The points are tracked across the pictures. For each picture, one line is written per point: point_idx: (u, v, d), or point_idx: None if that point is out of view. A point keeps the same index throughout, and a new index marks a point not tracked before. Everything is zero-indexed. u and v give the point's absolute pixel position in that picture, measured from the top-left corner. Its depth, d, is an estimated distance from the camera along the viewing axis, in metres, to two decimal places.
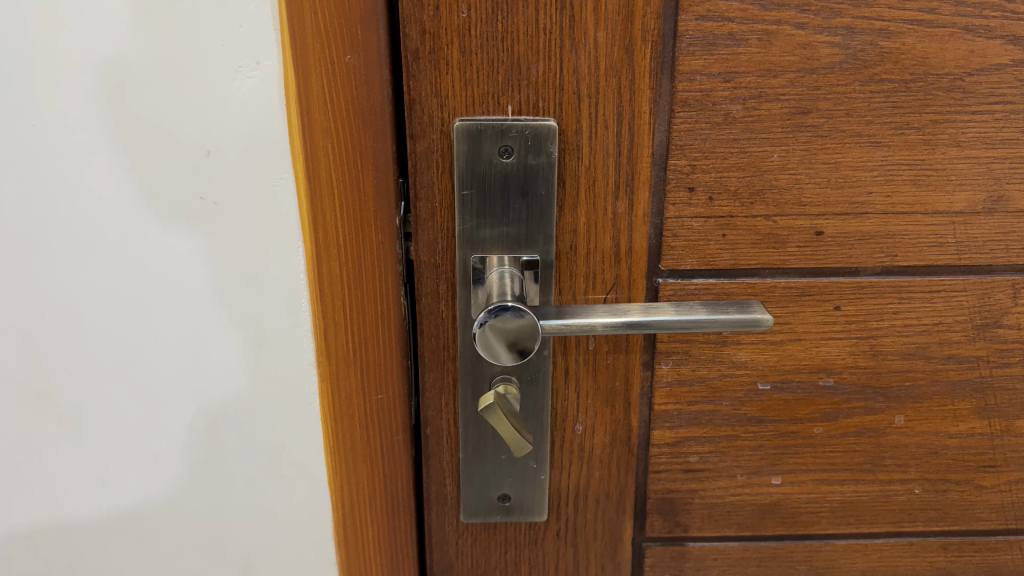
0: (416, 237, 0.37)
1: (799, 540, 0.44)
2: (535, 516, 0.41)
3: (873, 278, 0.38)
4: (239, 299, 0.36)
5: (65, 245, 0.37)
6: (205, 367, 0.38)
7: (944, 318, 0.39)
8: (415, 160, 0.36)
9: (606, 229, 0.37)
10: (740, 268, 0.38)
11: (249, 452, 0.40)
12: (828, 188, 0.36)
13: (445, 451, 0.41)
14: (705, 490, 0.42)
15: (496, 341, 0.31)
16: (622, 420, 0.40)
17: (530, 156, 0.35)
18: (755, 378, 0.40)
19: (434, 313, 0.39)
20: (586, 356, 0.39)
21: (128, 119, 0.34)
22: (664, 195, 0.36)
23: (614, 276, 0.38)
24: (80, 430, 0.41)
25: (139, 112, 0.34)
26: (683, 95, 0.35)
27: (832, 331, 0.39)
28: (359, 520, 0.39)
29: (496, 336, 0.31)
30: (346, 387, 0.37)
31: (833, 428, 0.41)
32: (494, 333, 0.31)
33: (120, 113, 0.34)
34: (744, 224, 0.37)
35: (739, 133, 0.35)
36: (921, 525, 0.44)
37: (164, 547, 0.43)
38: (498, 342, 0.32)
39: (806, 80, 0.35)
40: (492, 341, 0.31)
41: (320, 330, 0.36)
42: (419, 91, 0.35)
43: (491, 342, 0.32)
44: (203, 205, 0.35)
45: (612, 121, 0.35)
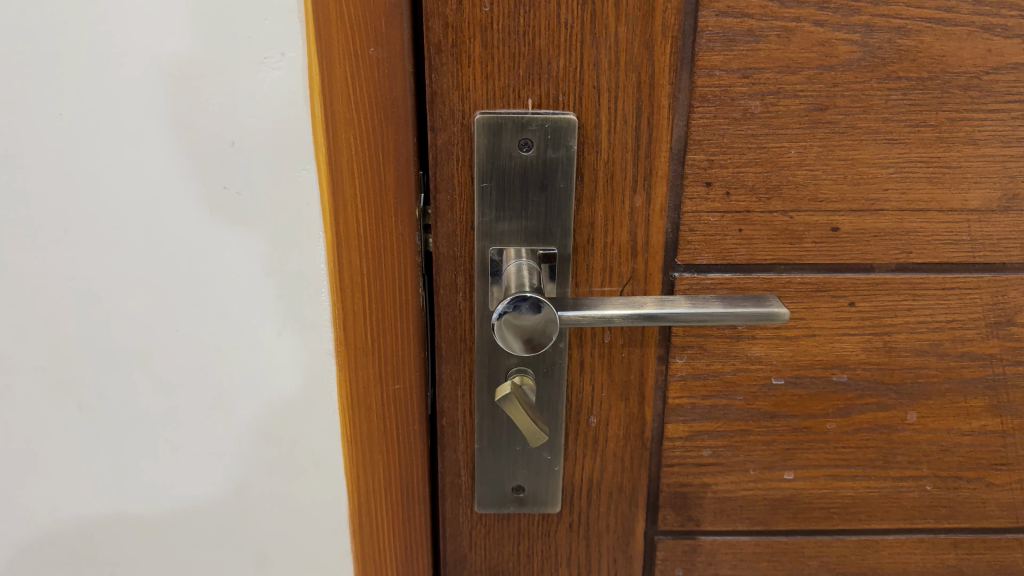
0: (435, 229, 0.37)
1: (809, 535, 0.44)
2: (548, 508, 0.42)
3: (888, 275, 0.38)
4: (260, 290, 0.38)
5: (89, 235, 0.37)
6: (225, 355, 0.39)
7: (957, 316, 0.39)
8: (435, 152, 0.36)
9: (623, 223, 0.37)
10: (755, 264, 0.38)
11: (266, 440, 0.41)
12: (845, 184, 0.37)
13: (459, 442, 0.41)
14: (717, 485, 0.42)
15: (508, 331, 0.32)
16: (636, 413, 0.41)
17: (549, 149, 0.35)
18: (769, 373, 0.40)
19: (452, 306, 0.39)
20: (602, 349, 0.39)
21: (155, 113, 0.35)
22: (681, 189, 0.37)
23: (630, 270, 0.38)
24: (101, 420, 0.41)
25: (166, 107, 0.35)
26: (702, 90, 0.35)
27: (846, 327, 0.39)
28: (375, 511, 0.40)
29: (510, 326, 0.32)
30: (364, 378, 0.37)
31: (846, 424, 0.41)
32: (508, 325, 0.31)
33: (144, 108, 0.35)
34: (761, 219, 0.37)
35: (756, 128, 0.36)
36: (932, 522, 0.44)
37: (180, 536, 0.43)
38: (510, 332, 0.32)
39: (824, 77, 0.35)
40: (503, 331, 0.32)
41: (339, 319, 0.36)
42: (441, 84, 0.35)
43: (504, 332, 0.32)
44: (226, 196, 0.36)
45: (630, 116, 0.35)
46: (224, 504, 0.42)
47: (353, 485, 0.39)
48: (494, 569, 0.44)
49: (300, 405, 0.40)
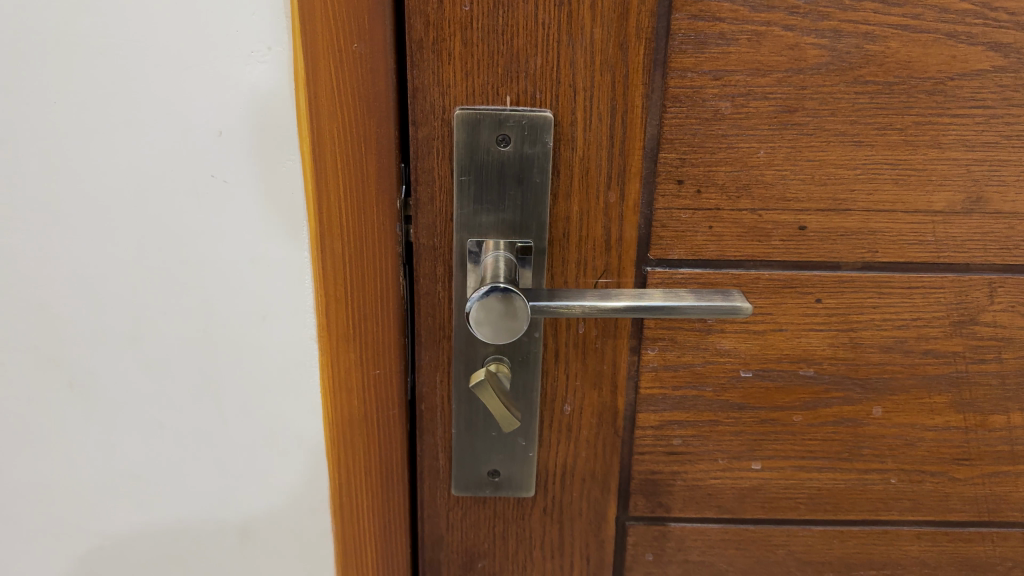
0: (416, 220, 0.38)
1: (776, 525, 0.45)
2: (523, 492, 0.43)
3: (854, 273, 0.40)
4: (245, 276, 0.39)
5: (81, 219, 0.39)
6: (211, 338, 0.41)
7: (922, 314, 0.41)
8: (416, 146, 0.37)
9: (598, 218, 0.38)
10: (725, 260, 0.39)
11: (251, 421, 0.42)
12: (813, 184, 0.38)
13: (438, 428, 0.43)
14: (686, 473, 0.44)
15: (489, 318, 0.33)
16: (608, 402, 0.42)
17: (526, 145, 0.36)
18: (737, 365, 0.41)
19: (432, 295, 0.40)
20: (575, 340, 0.41)
21: (144, 104, 0.36)
22: (654, 186, 0.38)
23: (604, 263, 0.39)
24: (90, 398, 0.43)
25: (156, 98, 0.36)
26: (674, 91, 0.36)
27: (813, 323, 0.40)
28: (355, 488, 0.42)
29: (492, 308, 0.33)
30: (344, 362, 0.39)
31: (812, 417, 0.43)
32: (492, 309, 0.33)
33: (133, 98, 0.36)
34: (730, 217, 0.38)
35: (727, 129, 0.37)
36: (897, 514, 0.45)
37: (167, 512, 0.45)
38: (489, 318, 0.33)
39: (792, 80, 0.36)
40: (485, 321, 0.33)
41: (323, 303, 0.38)
42: (422, 80, 0.36)
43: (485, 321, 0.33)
44: (214, 184, 0.37)
45: (605, 114, 0.36)
46: (210, 482, 0.44)
47: (335, 460, 0.41)
48: (471, 550, 0.45)
49: (283, 387, 0.41)
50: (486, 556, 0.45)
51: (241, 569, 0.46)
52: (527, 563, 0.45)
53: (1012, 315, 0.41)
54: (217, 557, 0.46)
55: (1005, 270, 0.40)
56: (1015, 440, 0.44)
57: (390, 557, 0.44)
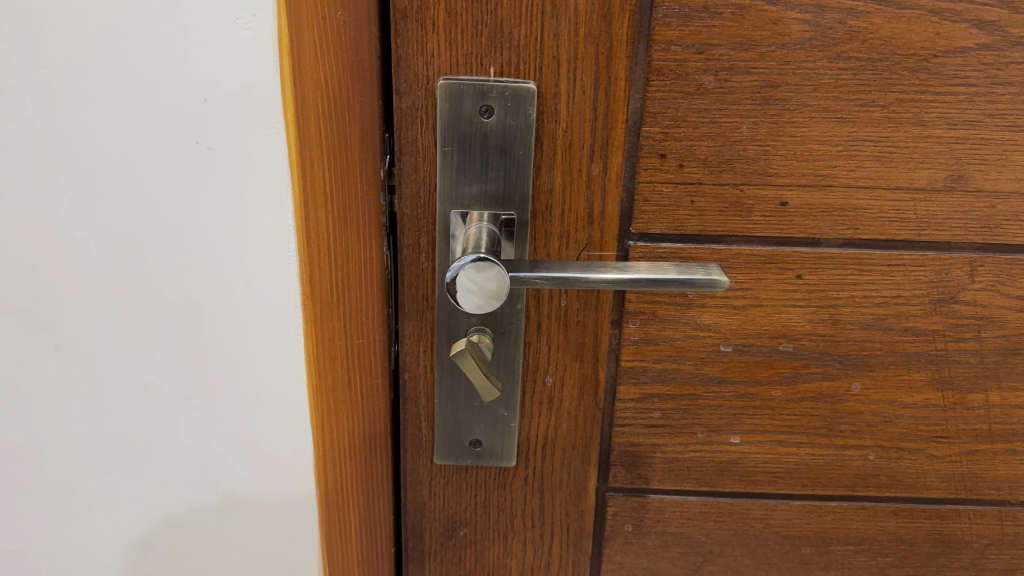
0: (400, 189, 0.39)
1: (755, 498, 0.46)
2: (504, 462, 0.44)
3: (834, 250, 0.40)
4: (231, 243, 0.40)
5: (68, 184, 0.39)
6: (198, 304, 0.41)
7: (901, 291, 0.41)
8: (399, 116, 0.37)
9: (581, 191, 0.38)
10: (706, 235, 0.39)
11: (236, 387, 0.43)
12: (795, 160, 0.38)
13: (421, 397, 0.43)
14: (666, 446, 0.44)
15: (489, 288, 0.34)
16: (590, 374, 0.42)
17: (509, 117, 0.37)
18: (717, 340, 0.41)
19: (415, 265, 0.40)
20: (558, 312, 0.41)
21: (129, 70, 0.36)
22: (636, 160, 0.38)
23: (586, 236, 0.39)
24: (76, 363, 0.43)
25: (141, 63, 0.36)
26: (657, 64, 0.36)
27: (793, 299, 0.41)
28: (336, 452, 0.43)
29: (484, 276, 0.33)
30: (328, 329, 0.40)
31: (791, 392, 0.43)
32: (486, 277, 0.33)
33: (119, 63, 0.36)
34: (712, 192, 0.38)
35: (710, 103, 0.37)
36: (874, 490, 0.46)
37: (154, 475, 0.46)
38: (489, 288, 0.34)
39: (775, 55, 0.36)
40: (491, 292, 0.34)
41: (306, 273, 0.39)
42: (406, 49, 0.36)
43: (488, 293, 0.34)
44: (199, 150, 0.38)
45: (588, 86, 0.36)
46: (196, 447, 0.45)
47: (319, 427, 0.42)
48: (453, 518, 0.46)
49: (270, 356, 0.42)
50: (468, 523, 0.46)
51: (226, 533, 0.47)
52: (508, 532, 0.46)
53: (991, 295, 0.41)
54: (203, 520, 0.47)
55: (985, 249, 0.41)
56: (993, 419, 0.44)
57: (374, 519, 0.45)
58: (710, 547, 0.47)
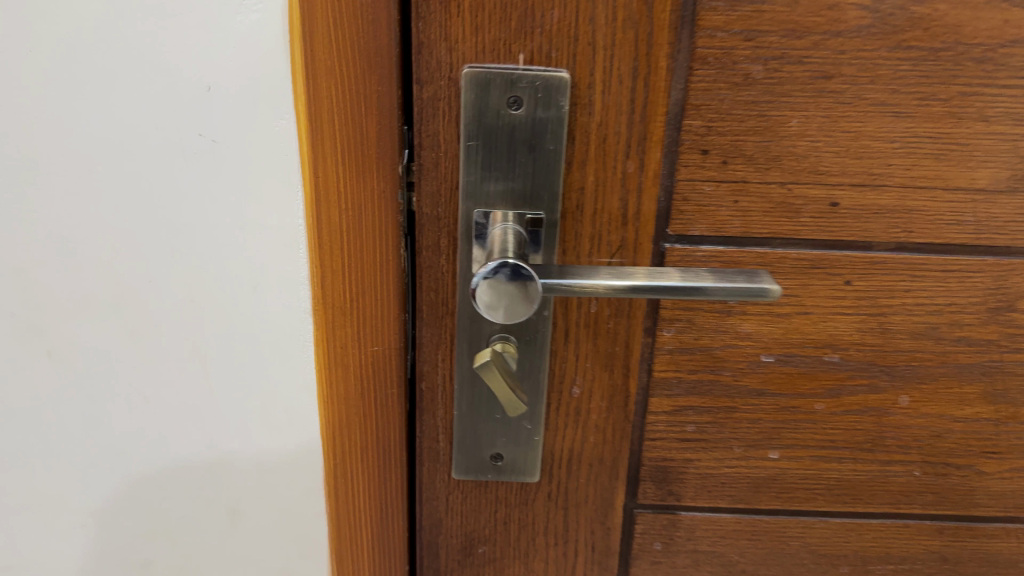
0: (419, 187, 0.36)
1: (792, 516, 0.43)
2: (527, 478, 0.41)
3: (886, 254, 0.37)
4: (236, 242, 0.37)
5: (61, 179, 0.37)
6: (201, 309, 0.39)
7: (956, 299, 0.38)
8: (420, 107, 0.34)
9: (615, 189, 0.36)
10: (750, 237, 0.36)
11: (241, 395, 0.41)
12: (847, 157, 0.35)
13: (438, 408, 0.40)
14: (700, 461, 0.41)
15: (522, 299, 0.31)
16: (620, 385, 0.39)
17: (539, 109, 0.34)
18: (758, 350, 0.39)
19: (435, 268, 0.37)
20: (587, 319, 0.38)
21: (127, 55, 0.34)
22: (676, 156, 0.35)
23: (620, 238, 0.36)
24: (68, 372, 0.41)
25: (139, 48, 0.34)
26: (702, 52, 0.33)
27: (840, 306, 0.38)
28: (349, 465, 0.41)
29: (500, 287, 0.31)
30: (341, 336, 0.38)
31: (835, 405, 0.40)
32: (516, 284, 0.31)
33: (115, 48, 0.34)
34: (758, 190, 0.35)
35: (758, 95, 0.34)
36: (918, 507, 0.43)
37: (153, 491, 0.43)
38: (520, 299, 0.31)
39: (830, 43, 0.33)
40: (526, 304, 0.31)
41: (318, 276, 0.37)
42: (428, 34, 0.33)
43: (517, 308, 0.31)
44: (202, 142, 0.35)
45: (626, 76, 0.33)
46: (198, 460, 0.42)
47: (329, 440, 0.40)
48: (472, 535, 0.43)
49: (278, 362, 0.40)
50: (487, 541, 0.43)
51: (230, 548, 0.44)
52: (529, 550, 0.43)
53: None
54: (206, 536, 0.44)
55: None
56: None
57: (387, 536, 0.42)
58: (743, 567, 0.44)
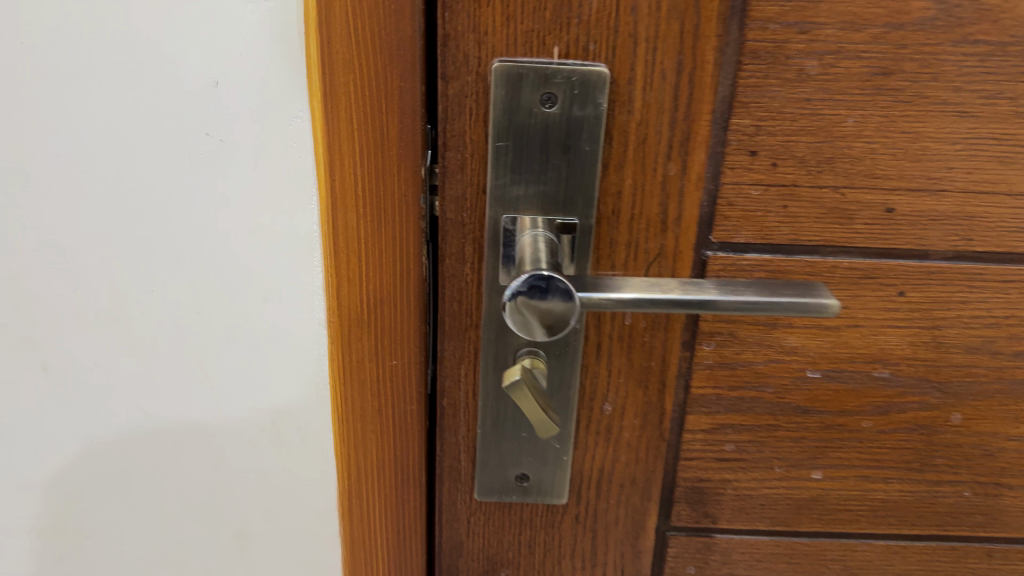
0: (443, 191, 0.33)
1: (833, 538, 0.41)
2: (554, 499, 0.38)
3: (942, 263, 0.35)
4: (244, 250, 0.37)
5: (58, 186, 0.36)
6: (206, 319, 0.38)
7: (1016, 311, 0.36)
8: (445, 104, 0.31)
9: (654, 193, 0.33)
10: (799, 245, 0.34)
11: (249, 406, 0.40)
12: (905, 160, 0.33)
13: (460, 425, 0.38)
14: (738, 482, 0.39)
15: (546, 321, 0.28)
16: (655, 402, 0.37)
17: (575, 106, 0.31)
18: (804, 365, 0.36)
19: (459, 277, 0.35)
20: (621, 332, 0.35)
21: (131, 57, 0.33)
22: (722, 157, 0.32)
23: (658, 246, 0.34)
24: (68, 382, 0.40)
25: (144, 50, 0.33)
26: (752, 45, 0.30)
27: (893, 319, 0.35)
28: (365, 485, 0.38)
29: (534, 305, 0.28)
30: (357, 349, 0.35)
31: (883, 423, 0.38)
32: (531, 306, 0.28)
33: (119, 50, 0.33)
34: (809, 195, 0.33)
35: (811, 92, 0.31)
36: (967, 529, 0.41)
37: (161, 501, 0.43)
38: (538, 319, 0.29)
39: (891, 37, 0.30)
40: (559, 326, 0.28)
41: (334, 286, 0.34)
42: (455, 26, 0.30)
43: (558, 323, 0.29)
44: (208, 143, 0.35)
45: (670, 71, 0.31)
46: (206, 470, 0.42)
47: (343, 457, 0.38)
48: (494, 559, 0.41)
49: (290, 376, 0.40)
50: (510, 565, 0.41)
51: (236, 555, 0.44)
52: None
53: None
54: (212, 543, 0.44)
55: None
56: None
57: (404, 558, 0.40)
58: None
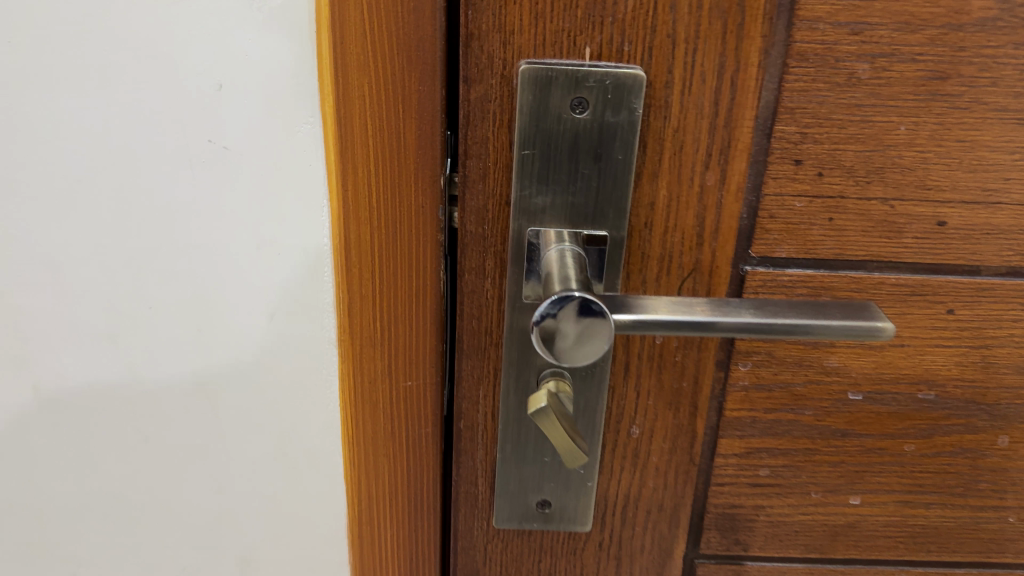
0: (463, 201, 0.31)
1: (869, 565, 0.39)
2: (578, 526, 0.36)
3: (995, 280, 0.32)
4: (249, 263, 0.34)
5: (50, 199, 0.34)
6: (209, 339, 0.36)
7: None
8: (466, 109, 0.29)
9: (690, 204, 0.31)
10: (844, 260, 0.32)
11: (254, 433, 0.38)
12: (960, 171, 0.30)
13: (478, 449, 0.35)
14: (771, 508, 0.37)
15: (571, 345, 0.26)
16: (686, 425, 0.35)
17: (608, 111, 0.29)
18: (845, 386, 0.34)
19: (478, 293, 0.32)
20: (651, 352, 0.33)
21: (125, 60, 0.31)
22: (764, 166, 0.30)
23: (693, 260, 0.32)
24: (63, 402, 0.38)
25: (139, 50, 0.31)
26: (800, 47, 0.28)
27: (940, 338, 0.33)
28: (376, 510, 0.36)
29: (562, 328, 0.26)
30: (370, 369, 0.33)
31: (926, 447, 0.36)
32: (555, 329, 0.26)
33: (113, 52, 0.31)
34: (856, 207, 0.31)
35: (862, 98, 0.29)
36: (1010, 556, 0.39)
37: (162, 529, 0.41)
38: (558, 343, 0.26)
39: (949, 38, 0.28)
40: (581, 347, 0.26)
41: (345, 302, 0.32)
42: (479, 25, 0.28)
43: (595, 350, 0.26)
44: (212, 150, 0.32)
45: (710, 74, 0.29)
46: (210, 497, 0.40)
47: (353, 480, 0.36)
48: None
49: (294, 404, 0.37)
50: None
51: None
52: None
53: None
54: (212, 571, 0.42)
55: None
56: None
57: None
58: None
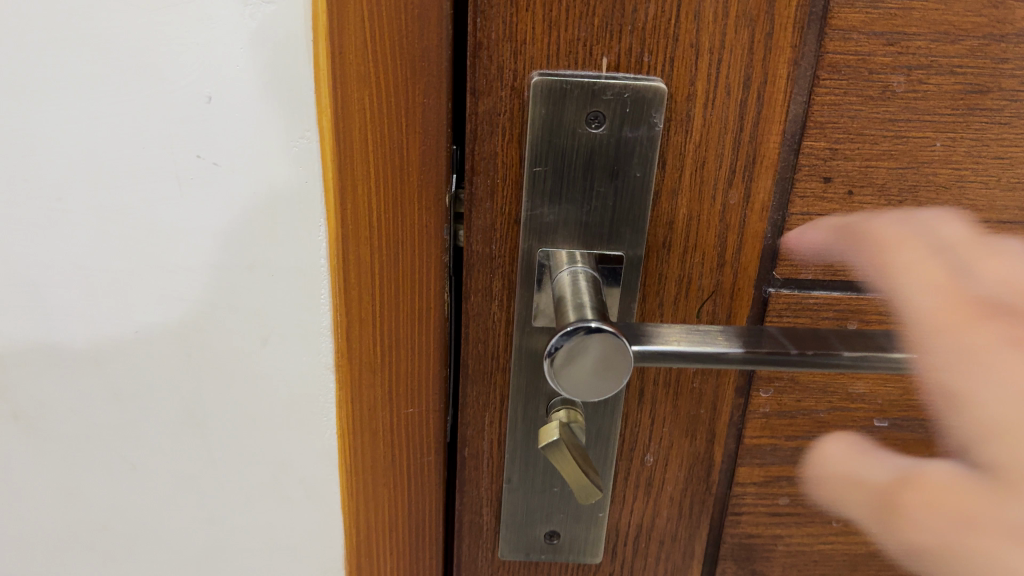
0: (468, 220, 0.29)
1: None
2: (587, 558, 0.34)
3: None
4: (240, 285, 0.32)
5: (30, 217, 0.32)
6: (198, 365, 0.34)
7: None
8: (472, 123, 0.27)
9: (712, 224, 0.29)
10: (874, 282, 0.30)
11: (247, 460, 0.36)
12: (998, 189, 0.29)
13: (483, 478, 0.34)
14: (790, 537, 0.35)
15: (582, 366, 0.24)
16: (702, 453, 0.33)
17: (626, 127, 0.27)
18: (871, 414, 0.32)
19: (484, 315, 0.31)
20: (667, 378, 0.31)
21: (107, 70, 0.29)
22: (791, 183, 0.28)
23: (714, 282, 0.30)
24: (47, 427, 0.36)
25: (120, 62, 0.29)
26: (831, 58, 0.26)
27: None
28: (375, 543, 0.34)
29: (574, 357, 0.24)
30: (368, 397, 0.31)
31: None
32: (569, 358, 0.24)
33: (93, 62, 0.29)
34: (887, 227, 0.29)
35: (897, 112, 0.27)
36: None
37: (152, 557, 0.39)
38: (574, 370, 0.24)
39: (991, 49, 0.26)
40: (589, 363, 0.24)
41: (341, 327, 0.30)
42: (489, 33, 0.26)
43: (604, 375, 0.24)
44: (201, 167, 0.30)
45: (735, 86, 0.27)
46: (201, 524, 0.38)
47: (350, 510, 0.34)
48: None
49: (289, 433, 0.35)
50: None
51: None
52: None
53: None
54: None
55: None
56: None
57: None
58: None
